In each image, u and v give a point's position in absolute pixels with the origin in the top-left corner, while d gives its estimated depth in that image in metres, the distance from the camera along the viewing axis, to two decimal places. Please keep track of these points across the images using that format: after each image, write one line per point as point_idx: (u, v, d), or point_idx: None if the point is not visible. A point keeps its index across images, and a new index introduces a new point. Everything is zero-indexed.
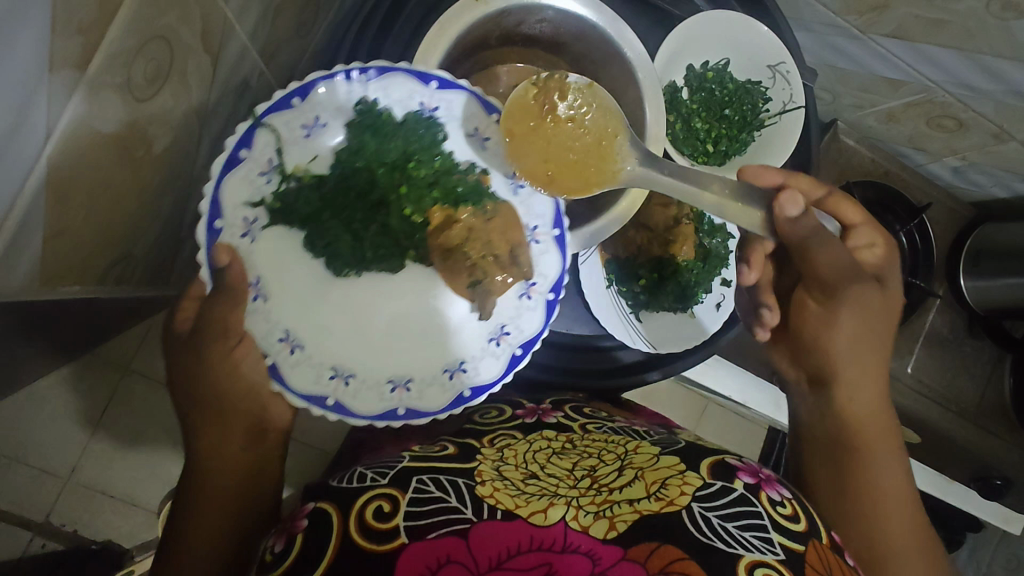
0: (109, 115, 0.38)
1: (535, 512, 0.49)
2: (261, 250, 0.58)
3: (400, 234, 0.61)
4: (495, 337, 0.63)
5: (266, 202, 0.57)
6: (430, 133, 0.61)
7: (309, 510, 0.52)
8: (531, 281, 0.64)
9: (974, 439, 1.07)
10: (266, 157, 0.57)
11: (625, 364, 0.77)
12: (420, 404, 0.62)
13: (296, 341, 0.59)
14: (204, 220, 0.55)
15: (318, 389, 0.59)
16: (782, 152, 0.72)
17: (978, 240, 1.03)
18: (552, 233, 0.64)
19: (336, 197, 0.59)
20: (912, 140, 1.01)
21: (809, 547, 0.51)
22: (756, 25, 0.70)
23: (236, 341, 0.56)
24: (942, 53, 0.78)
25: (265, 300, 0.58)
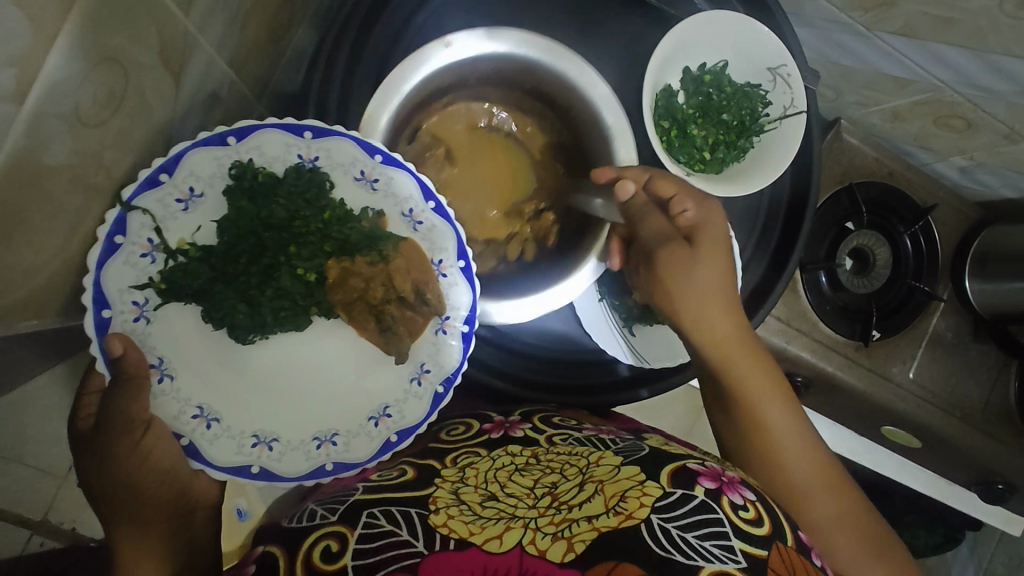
0: (58, 144, 0.36)
1: (490, 539, 0.48)
2: (158, 329, 0.56)
3: (298, 294, 0.60)
4: (416, 376, 0.65)
5: (155, 283, 0.55)
6: (317, 184, 0.60)
7: (256, 556, 0.54)
8: (445, 316, 0.65)
9: (977, 444, 1.05)
10: (145, 239, 0.54)
11: (617, 378, 0.75)
12: (347, 456, 0.63)
13: (210, 415, 0.58)
14: (89, 314, 0.52)
15: (240, 458, 0.59)
16: (782, 162, 0.68)
17: (984, 242, 1.00)
18: (457, 264, 0.65)
19: (228, 263, 0.57)
20: (919, 139, 0.97)
21: (772, 551, 0.50)
22: (755, 26, 0.66)
23: (142, 431, 0.55)
24: (951, 52, 0.75)
25: (171, 378, 0.57)
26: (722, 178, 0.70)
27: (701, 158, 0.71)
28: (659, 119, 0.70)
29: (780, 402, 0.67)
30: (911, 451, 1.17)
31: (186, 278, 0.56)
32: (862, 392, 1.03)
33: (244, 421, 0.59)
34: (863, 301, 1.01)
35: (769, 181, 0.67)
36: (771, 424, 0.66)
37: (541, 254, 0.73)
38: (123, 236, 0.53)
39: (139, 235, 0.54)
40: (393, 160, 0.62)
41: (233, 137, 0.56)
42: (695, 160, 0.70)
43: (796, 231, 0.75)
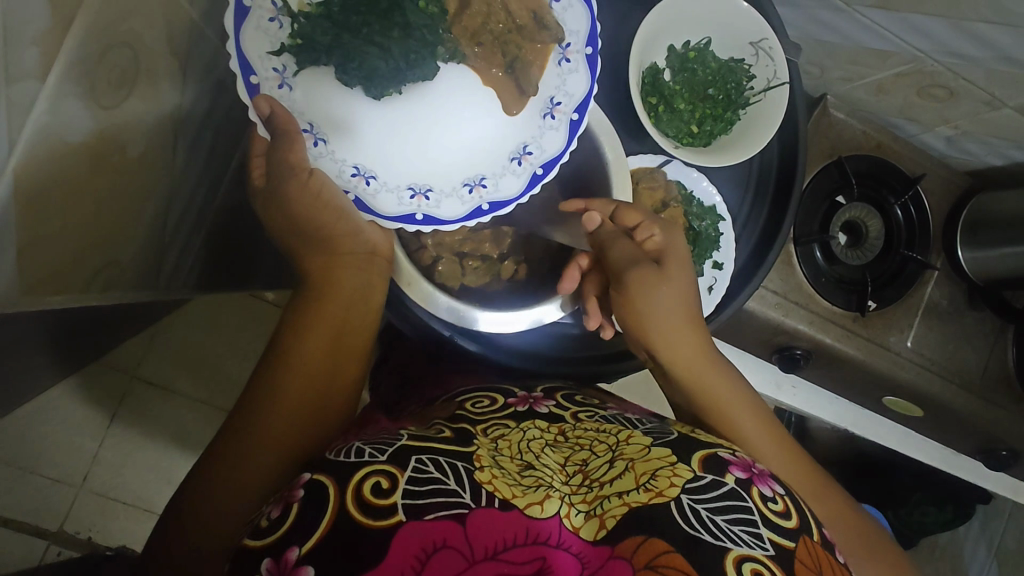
0: (77, 125, 0.38)
1: (532, 504, 0.50)
2: (303, 91, 0.58)
3: (420, 29, 0.58)
4: (517, 156, 0.64)
5: (289, 46, 0.55)
6: None
7: (304, 481, 0.49)
8: (554, 100, 0.64)
9: (979, 410, 1.07)
10: (269, 3, 0.54)
11: (620, 351, 0.78)
12: (499, 196, 0.65)
13: (368, 173, 0.62)
14: (241, 80, 0.55)
15: (403, 209, 0.63)
16: (768, 131, 0.70)
17: (974, 209, 1.02)
18: (583, 50, 0.63)
19: (348, 15, 0.55)
20: (904, 111, 0.99)
21: (798, 544, 0.51)
22: (736, 1, 0.69)
23: (308, 175, 0.58)
24: (928, 22, 0.77)
25: (324, 142, 0.60)
26: (711, 151, 0.72)
27: (689, 132, 0.73)
28: (646, 95, 0.72)
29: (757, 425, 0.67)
30: (915, 423, 1.18)
31: (316, 33, 0.55)
32: (862, 363, 1.05)
33: (397, 173, 0.63)
34: (858, 273, 1.03)
35: (754, 151, 0.70)
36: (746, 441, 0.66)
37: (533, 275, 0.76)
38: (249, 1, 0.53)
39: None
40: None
41: None
42: (684, 134, 0.73)
43: (786, 200, 0.77)
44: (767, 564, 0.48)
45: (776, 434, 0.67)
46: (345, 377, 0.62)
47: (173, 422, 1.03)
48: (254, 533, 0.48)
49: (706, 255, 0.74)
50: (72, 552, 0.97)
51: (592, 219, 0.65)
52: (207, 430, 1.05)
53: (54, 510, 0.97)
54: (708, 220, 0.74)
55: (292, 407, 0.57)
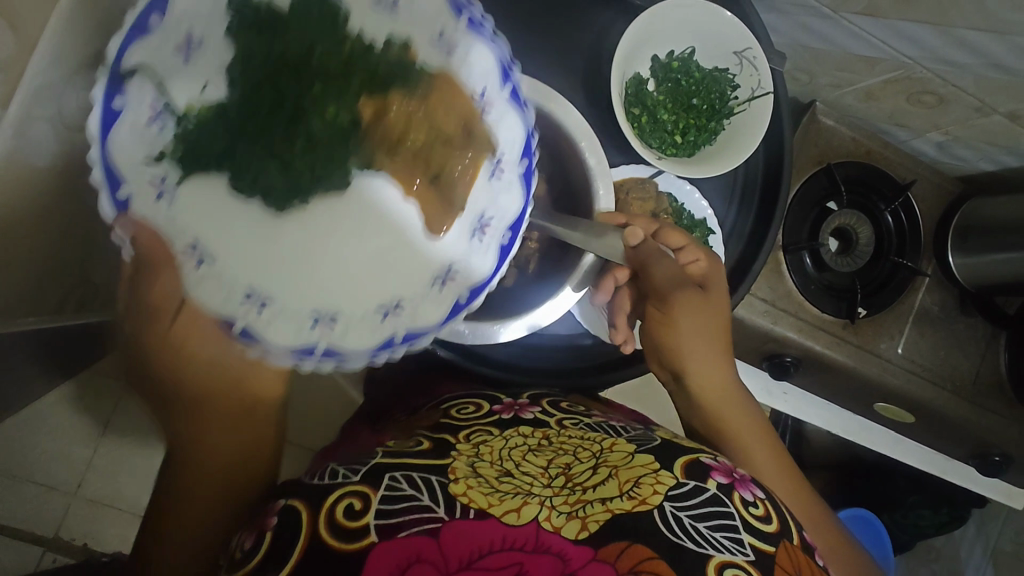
0: (43, 147, 0.38)
1: (509, 511, 0.49)
2: (185, 205, 0.44)
3: (328, 143, 0.45)
4: (440, 276, 0.51)
5: (170, 154, 0.43)
6: (326, 12, 0.44)
7: (277, 508, 0.52)
8: (482, 216, 0.52)
9: (971, 417, 1.06)
10: (150, 101, 0.42)
11: (608, 360, 0.75)
12: (418, 324, 0.51)
13: (262, 296, 0.46)
14: (104, 194, 0.42)
15: (303, 340, 0.47)
16: (753, 142, 0.70)
17: (965, 215, 1.02)
18: (502, 91, 0.50)
19: (248, 118, 0.43)
20: (894, 117, 0.99)
21: (779, 548, 0.51)
22: (719, 12, 0.68)
23: (177, 307, 0.46)
24: (916, 29, 0.77)
25: (209, 261, 0.45)
26: (695, 161, 0.71)
27: (673, 142, 0.72)
28: (629, 105, 0.72)
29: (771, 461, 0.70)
30: (908, 429, 1.18)
31: (202, 141, 0.43)
32: (853, 370, 1.04)
33: (298, 300, 0.47)
34: (848, 280, 1.02)
35: (737, 162, 0.70)
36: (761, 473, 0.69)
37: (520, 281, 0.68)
38: (122, 100, 0.41)
39: (140, 101, 0.42)
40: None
41: None
42: (667, 144, 0.72)
43: (772, 208, 0.76)
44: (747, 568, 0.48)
45: (784, 465, 0.71)
46: (257, 423, 0.60)
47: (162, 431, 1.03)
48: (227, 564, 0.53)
49: None
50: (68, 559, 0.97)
51: (637, 233, 0.60)
52: None
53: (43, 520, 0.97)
54: (699, 232, 0.73)
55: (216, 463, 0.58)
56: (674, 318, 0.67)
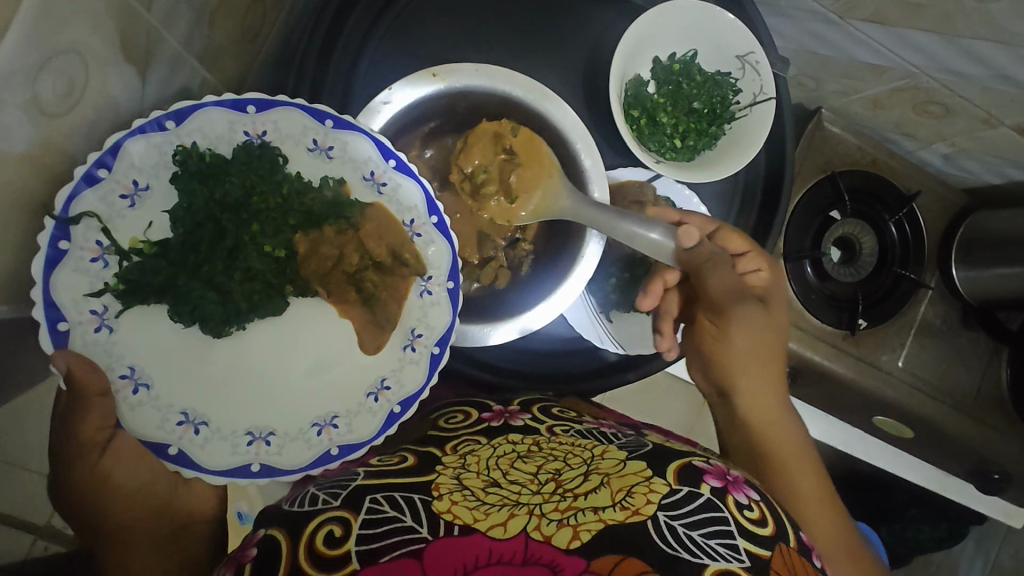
0: (14, 130, 0.37)
1: (494, 526, 0.45)
2: (123, 338, 0.52)
3: (266, 274, 0.56)
4: (373, 391, 0.61)
5: (112, 287, 0.51)
6: (268, 157, 0.56)
7: (257, 539, 0.47)
8: (415, 332, 0.62)
9: (971, 432, 1.05)
10: (93, 242, 0.50)
11: (600, 367, 0.73)
12: (352, 438, 0.60)
13: (197, 419, 0.55)
14: (45, 327, 0.49)
15: (238, 459, 0.56)
16: (753, 148, 0.69)
17: (970, 228, 1.00)
18: (429, 221, 0.62)
19: (187, 258, 0.53)
20: (900, 126, 0.98)
21: (775, 552, 0.48)
22: (722, 14, 0.67)
23: (109, 437, 0.53)
24: (924, 37, 0.75)
25: (146, 387, 0.53)
26: (694, 165, 0.70)
27: (672, 146, 0.71)
28: (628, 108, 0.70)
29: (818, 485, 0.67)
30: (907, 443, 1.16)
31: (143, 276, 0.52)
32: (852, 381, 1.03)
33: (235, 421, 0.56)
34: (849, 291, 1.01)
35: (737, 168, 0.69)
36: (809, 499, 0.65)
37: (512, 286, 0.67)
38: (68, 242, 0.48)
39: (86, 239, 0.49)
40: (343, 124, 0.58)
41: (252, 105, 0.55)
42: (666, 148, 0.71)
43: (771, 215, 0.75)
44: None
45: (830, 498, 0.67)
46: (187, 547, 0.62)
47: None
48: None
49: None
50: None
51: (691, 233, 0.60)
52: None
53: None
54: None
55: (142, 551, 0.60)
56: (728, 335, 0.63)
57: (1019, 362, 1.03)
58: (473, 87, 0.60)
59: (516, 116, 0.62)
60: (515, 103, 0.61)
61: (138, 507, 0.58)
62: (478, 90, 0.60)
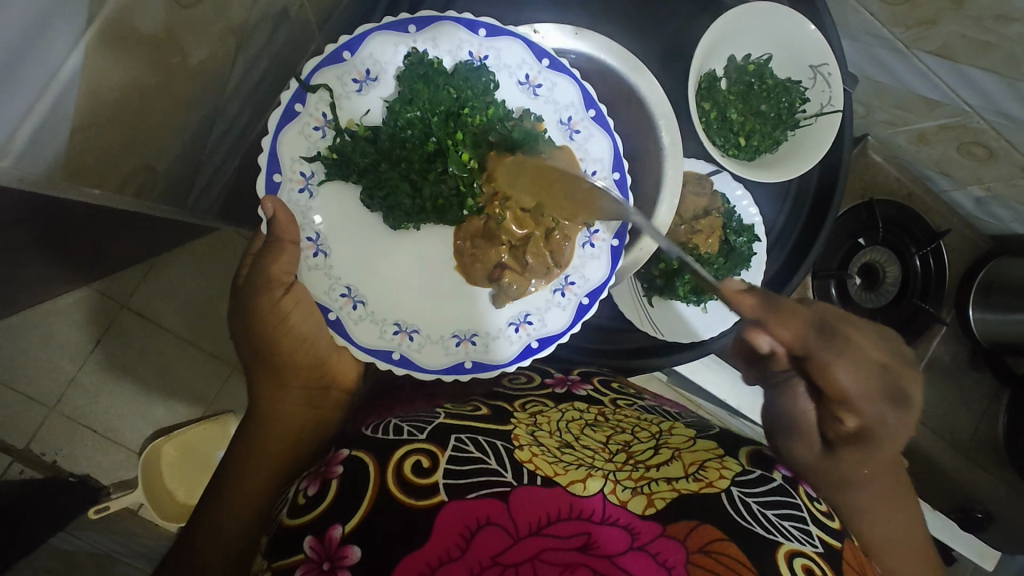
0: (150, 13, 0.37)
1: (574, 481, 0.48)
2: (321, 204, 0.60)
3: (457, 183, 0.58)
4: (516, 322, 0.64)
5: (324, 156, 0.59)
6: (481, 81, 0.59)
7: (343, 458, 0.50)
8: (568, 279, 0.65)
9: (963, 470, 1.08)
10: (320, 113, 0.58)
11: (638, 346, 0.74)
12: (485, 357, 0.64)
13: (357, 296, 0.62)
14: (264, 175, 0.58)
15: (382, 343, 0.62)
16: (812, 157, 0.70)
17: (989, 273, 1.03)
18: (611, 177, 0.63)
19: (382, 162, 0.58)
20: (940, 165, 1.00)
21: (844, 545, 0.51)
22: (805, 23, 0.68)
23: (282, 292, 0.57)
24: (983, 77, 0.77)
25: (325, 254, 0.60)
26: (755, 166, 0.72)
27: (736, 144, 0.73)
28: (700, 100, 0.72)
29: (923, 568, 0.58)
30: None
31: (351, 161, 0.58)
32: None
33: (387, 308, 0.63)
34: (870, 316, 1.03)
35: (794, 174, 0.70)
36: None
37: None
38: (302, 107, 0.57)
39: (316, 109, 0.58)
40: (558, 65, 0.61)
41: (483, 30, 0.60)
42: (730, 144, 0.73)
43: (819, 226, 0.76)
44: (817, 560, 0.47)
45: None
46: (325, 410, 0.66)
47: (158, 355, 1.01)
48: (291, 511, 0.49)
49: (737, 270, 0.73)
50: (36, 473, 0.96)
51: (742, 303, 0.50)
52: (194, 371, 1.03)
53: (30, 425, 0.96)
54: (746, 236, 0.73)
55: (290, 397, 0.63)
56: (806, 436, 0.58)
57: (1017, 408, 1.06)
58: (602, 59, 0.60)
59: (609, 81, 0.62)
60: (607, 69, 0.61)
61: (302, 354, 0.62)
62: (607, 64, 0.61)
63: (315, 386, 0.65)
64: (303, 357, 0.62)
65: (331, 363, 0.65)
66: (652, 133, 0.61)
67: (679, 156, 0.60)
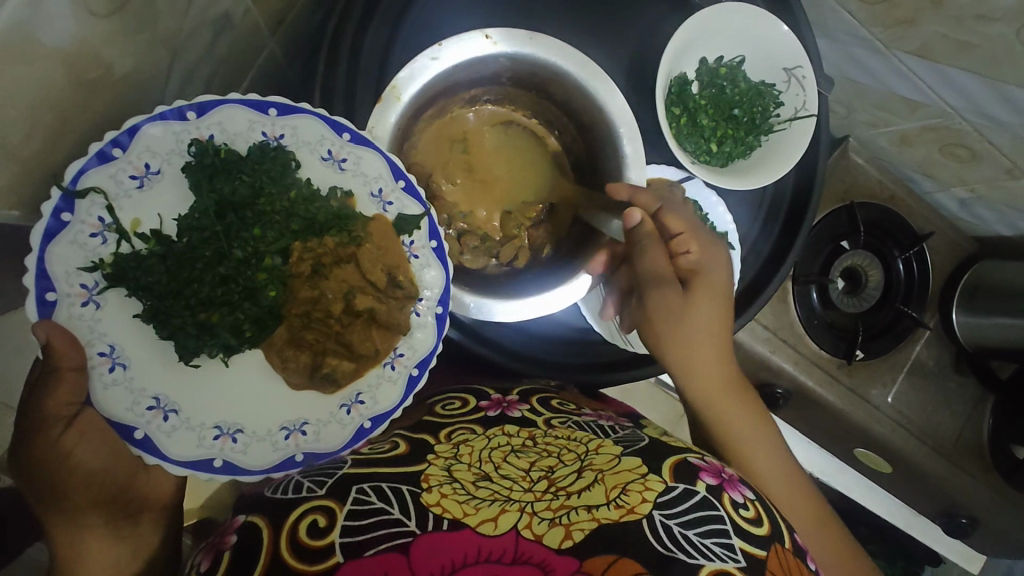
0: (53, 27, 0.35)
1: (484, 521, 0.46)
2: (109, 316, 0.53)
3: (247, 270, 0.56)
4: (346, 404, 0.61)
5: (106, 264, 0.52)
6: (280, 163, 0.58)
7: (238, 526, 0.50)
8: (397, 351, 0.63)
9: (946, 475, 1.05)
10: (95, 218, 0.51)
11: (607, 360, 0.73)
12: (317, 445, 0.60)
13: (168, 405, 0.56)
14: (34, 297, 0.50)
15: (202, 451, 0.56)
16: (786, 163, 0.68)
17: (974, 276, 1.01)
18: (428, 245, 0.64)
19: (183, 267, 0.54)
20: (922, 166, 0.98)
21: (770, 553, 0.49)
22: (777, 24, 0.66)
23: (63, 428, 0.51)
24: (963, 77, 0.75)
25: (124, 366, 0.54)
26: (727, 172, 0.70)
27: (708, 150, 0.71)
28: (670, 105, 0.70)
29: (754, 429, 0.68)
30: (884, 480, 1.15)
31: (137, 271, 0.53)
32: (838, 410, 1.03)
33: (204, 412, 0.57)
34: (851, 321, 1.01)
35: (768, 181, 0.68)
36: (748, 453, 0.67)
37: (533, 264, 0.72)
38: (71, 215, 0.50)
39: (88, 214, 0.51)
40: (360, 138, 0.60)
41: (274, 109, 0.57)
42: (702, 151, 0.71)
43: (794, 234, 0.75)
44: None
45: (765, 439, 0.68)
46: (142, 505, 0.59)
47: None
48: None
49: None
50: None
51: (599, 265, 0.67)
52: None
53: None
54: None
55: (99, 508, 0.56)
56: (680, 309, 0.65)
57: (1003, 413, 1.04)
58: (559, 62, 0.62)
59: (559, 84, 0.64)
60: (564, 77, 0.63)
61: (97, 488, 0.55)
62: (564, 73, 0.62)
63: (121, 517, 0.57)
64: (99, 491, 0.55)
65: (140, 486, 0.58)
66: (617, 155, 0.65)
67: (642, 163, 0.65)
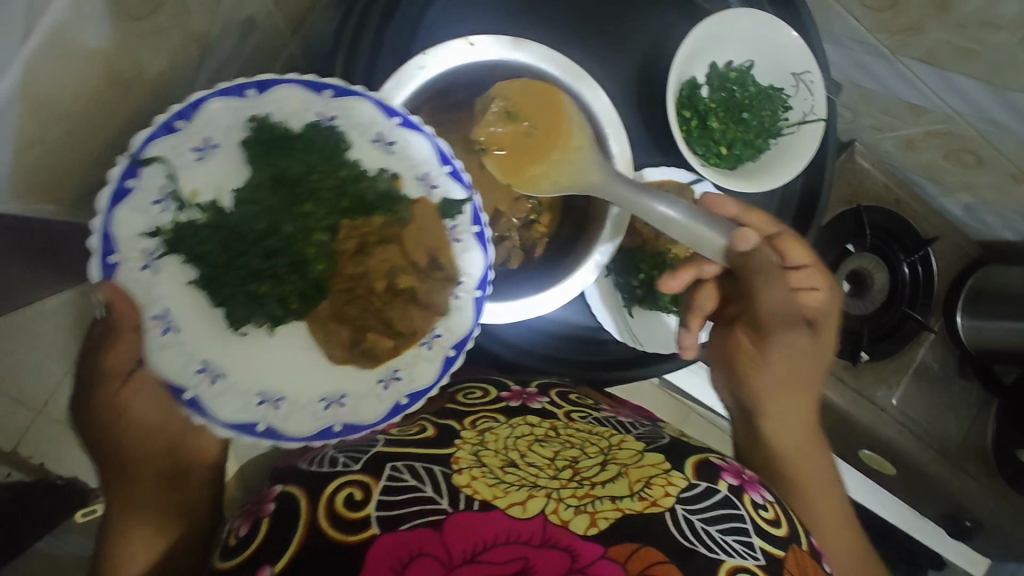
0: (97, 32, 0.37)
1: (513, 504, 0.47)
2: (165, 282, 0.51)
3: (295, 241, 0.54)
4: (383, 379, 0.57)
5: (165, 232, 0.51)
6: (334, 143, 0.55)
7: (276, 495, 0.52)
8: (435, 330, 0.58)
9: (950, 476, 1.06)
10: (158, 185, 0.50)
11: (618, 359, 0.77)
12: (355, 419, 0.56)
13: (216, 371, 0.52)
14: (96, 258, 0.48)
15: (247, 418, 0.53)
16: (795, 166, 0.70)
17: (979, 280, 1.02)
18: (471, 230, 0.60)
19: (236, 238, 0.52)
20: (927, 170, 0.99)
21: (788, 553, 0.51)
22: (785, 30, 0.68)
23: (121, 383, 0.53)
24: (969, 84, 0.76)
25: (176, 331, 0.51)
26: (735, 174, 0.71)
27: (717, 153, 0.72)
28: (681, 108, 0.71)
29: (821, 476, 0.73)
30: None
31: (195, 241, 0.51)
32: (842, 411, 1.05)
33: (248, 380, 0.53)
34: (857, 323, 1.02)
35: (777, 184, 0.70)
36: (812, 493, 0.71)
37: (527, 265, 0.70)
38: (134, 182, 0.49)
39: (153, 182, 0.50)
40: (410, 122, 0.57)
41: (329, 91, 0.55)
42: (712, 154, 0.72)
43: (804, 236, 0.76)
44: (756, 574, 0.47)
45: (829, 490, 0.72)
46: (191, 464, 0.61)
47: None
48: (225, 550, 0.50)
49: None
50: None
51: (682, 282, 0.67)
52: None
53: None
54: None
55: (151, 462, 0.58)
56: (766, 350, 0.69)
57: (1006, 416, 1.05)
58: (545, 68, 0.64)
59: None
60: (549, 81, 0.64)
61: (152, 443, 0.57)
62: (542, 71, 0.64)
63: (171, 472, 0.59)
64: (151, 447, 0.57)
65: (189, 447, 0.60)
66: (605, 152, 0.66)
67: (630, 162, 0.66)
